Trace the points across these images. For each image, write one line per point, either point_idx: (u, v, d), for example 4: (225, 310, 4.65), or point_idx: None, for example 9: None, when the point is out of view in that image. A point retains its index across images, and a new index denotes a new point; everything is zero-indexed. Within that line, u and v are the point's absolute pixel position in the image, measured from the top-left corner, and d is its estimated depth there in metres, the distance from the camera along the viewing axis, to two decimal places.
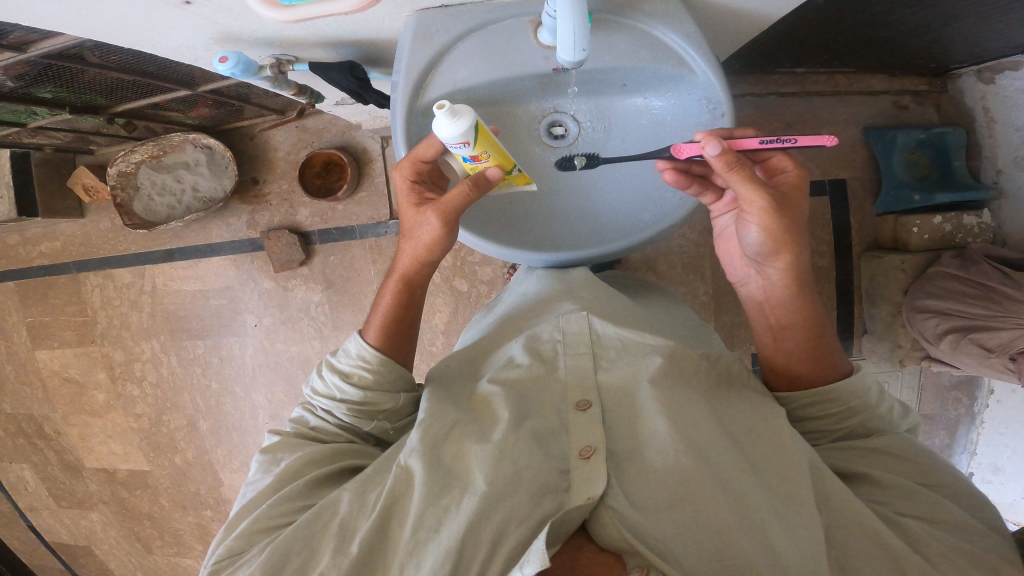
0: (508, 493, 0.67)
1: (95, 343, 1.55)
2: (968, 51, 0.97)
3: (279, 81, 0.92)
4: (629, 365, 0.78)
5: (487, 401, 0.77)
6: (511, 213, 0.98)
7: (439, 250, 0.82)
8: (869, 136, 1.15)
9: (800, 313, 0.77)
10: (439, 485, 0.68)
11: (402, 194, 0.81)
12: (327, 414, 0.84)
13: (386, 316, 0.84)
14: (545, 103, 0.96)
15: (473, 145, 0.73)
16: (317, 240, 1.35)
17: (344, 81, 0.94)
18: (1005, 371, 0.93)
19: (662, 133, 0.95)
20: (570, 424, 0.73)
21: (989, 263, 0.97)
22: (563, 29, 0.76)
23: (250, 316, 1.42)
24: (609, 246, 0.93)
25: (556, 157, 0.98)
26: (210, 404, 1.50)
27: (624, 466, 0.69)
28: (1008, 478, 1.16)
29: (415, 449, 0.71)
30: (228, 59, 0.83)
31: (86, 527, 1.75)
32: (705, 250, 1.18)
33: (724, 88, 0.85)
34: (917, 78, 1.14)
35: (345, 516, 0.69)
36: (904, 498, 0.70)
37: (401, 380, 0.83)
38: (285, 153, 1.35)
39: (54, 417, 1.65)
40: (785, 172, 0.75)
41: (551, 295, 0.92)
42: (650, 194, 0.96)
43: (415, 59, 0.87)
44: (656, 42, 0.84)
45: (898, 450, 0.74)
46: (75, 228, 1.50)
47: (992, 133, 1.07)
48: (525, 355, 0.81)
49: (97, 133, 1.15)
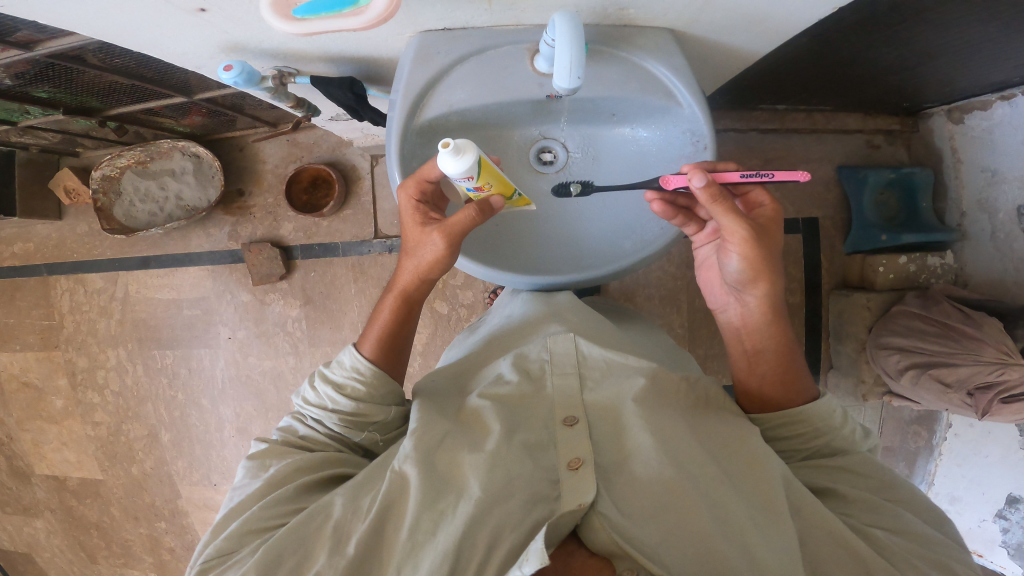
0: (502, 499, 0.68)
1: (59, 348, 1.52)
2: (939, 89, 1.02)
3: (278, 94, 0.94)
4: (615, 384, 0.80)
5: (476, 415, 0.78)
6: (499, 235, 1.00)
7: (439, 269, 0.83)
8: (842, 174, 1.20)
9: (776, 340, 0.81)
10: (434, 490, 0.69)
11: (407, 213, 0.82)
12: (317, 424, 0.84)
13: (382, 331, 0.85)
14: (535, 130, 0.99)
15: (477, 178, 0.75)
16: (298, 255, 1.35)
17: (344, 98, 0.95)
18: (963, 406, 0.98)
19: (647, 163, 0.98)
20: (558, 437, 0.74)
21: (952, 304, 1.02)
22: (561, 57, 0.78)
23: (223, 328, 1.41)
24: (592, 271, 0.95)
25: (544, 184, 1.01)
26: (174, 416, 1.48)
27: (611, 479, 0.71)
28: (964, 507, 1.19)
29: (409, 456, 0.72)
30: (233, 68, 0.84)
31: (29, 535, 1.69)
32: (682, 282, 1.22)
33: (709, 122, 0.88)
34: (891, 117, 1.20)
35: (340, 519, 0.70)
36: (869, 511, 0.72)
37: (392, 395, 0.84)
38: (274, 167, 1.35)
39: (7, 421, 1.60)
40: (762, 206, 0.79)
41: (536, 319, 0.94)
42: (633, 222, 0.99)
43: (414, 79, 0.89)
44: (647, 75, 0.88)
45: (862, 469, 0.77)
46: (49, 230, 1.48)
47: (959, 173, 1.12)
48: (512, 373, 0.82)
49: (85, 136, 1.14)
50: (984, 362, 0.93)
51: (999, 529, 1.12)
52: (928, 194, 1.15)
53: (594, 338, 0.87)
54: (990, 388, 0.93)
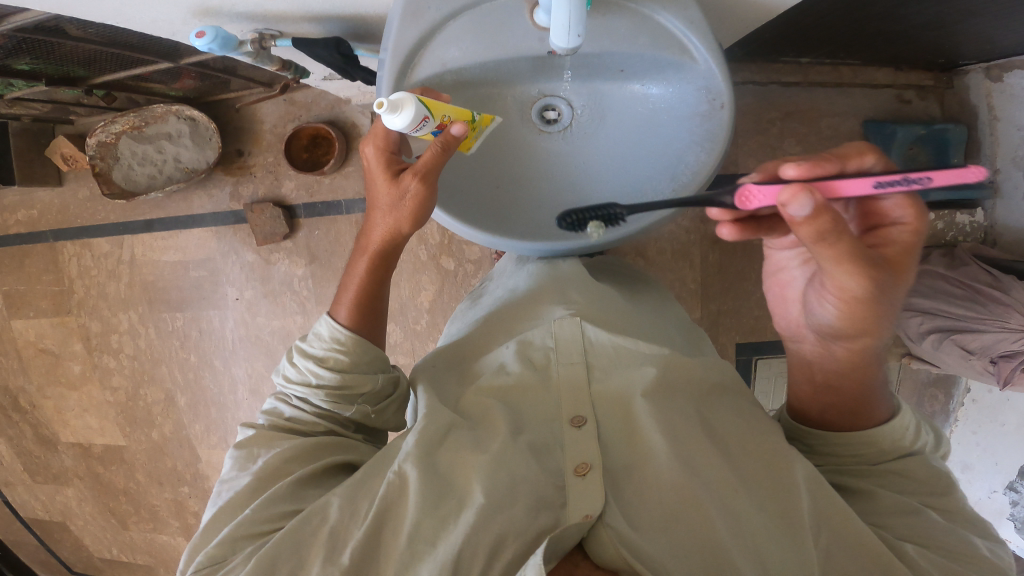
0: (506, 505, 0.62)
1: (73, 314, 1.39)
2: (979, 48, 0.94)
3: (261, 57, 0.84)
4: (620, 375, 0.71)
5: (484, 408, 0.70)
6: (498, 198, 0.86)
7: (418, 221, 0.76)
8: (869, 129, 1.08)
9: (845, 370, 0.66)
10: (434, 495, 0.64)
11: (375, 167, 0.75)
12: (302, 403, 0.78)
13: (359, 291, 0.79)
14: (535, 85, 0.85)
15: (433, 115, 0.70)
16: (302, 214, 1.26)
17: (327, 57, 0.84)
18: (983, 372, 0.95)
19: (659, 123, 0.85)
20: (564, 438, 0.67)
21: (980, 265, 0.97)
22: (558, 10, 0.65)
23: (231, 289, 1.30)
24: (593, 238, 0.79)
25: (547, 144, 0.86)
26: (189, 378, 1.37)
27: (621, 484, 0.64)
28: (975, 475, 1.16)
29: (410, 454, 0.66)
30: (205, 34, 0.74)
31: (61, 503, 1.55)
32: (695, 236, 1.18)
33: (726, 81, 0.77)
34: (923, 72, 1.08)
35: (336, 522, 0.64)
36: (900, 518, 0.62)
37: (378, 360, 0.79)
38: (271, 126, 1.24)
39: (28, 388, 1.46)
40: (900, 224, 0.56)
41: (543, 287, 0.83)
42: (641, 185, 0.84)
43: (403, 36, 0.77)
44: (657, 28, 0.78)
45: (922, 474, 0.66)
46: (52, 196, 1.35)
47: (993, 131, 1.02)
48: (516, 363, 0.73)
49: (77, 105, 1.10)
50: (1010, 330, 0.90)
51: (1009, 503, 1.10)
52: (959, 151, 1.05)
53: (602, 321, 0.77)
54: (1014, 357, 0.91)
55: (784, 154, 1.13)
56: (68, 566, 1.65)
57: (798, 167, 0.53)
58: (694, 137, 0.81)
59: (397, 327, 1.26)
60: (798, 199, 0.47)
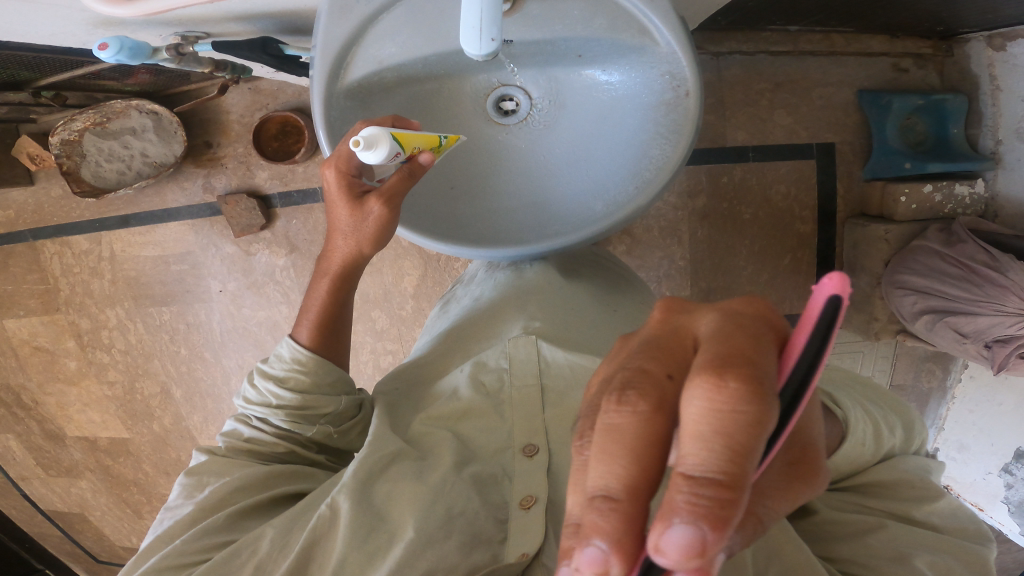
0: (438, 539, 0.57)
1: (61, 311, 1.37)
2: (980, 16, 0.88)
3: (185, 62, 0.74)
4: (579, 395, 0.66)
5: (433, 438, 0.65)
6: (453, 200, 0.79)
7: (384, 242, 0.68)
8: (864, 99, 1.02)
9: None
10: (366, 526, 0.58)
11: (334, 192, 0.66)
12: (262, 423, 0.70)
13: (320, 310, 0.71)
14: (489, 75, 0.78)
15: (401, 149, 0.62)
16: (277, 204, 1.23)
17: (260, 61, 0.76)
18: (978, 355, 0.91)
19: (619, 114, 0.77)
20: (514, 470, 0.62)
21: (976, 241, 0.89)
22: (467, 10, 0.56)
23: (213, 281, 1.29)
24: (556, 241, 0.73)
25: (505, 138, 0.80)
26: (182, 371, 1.37)
27: (565, 519, 0.59)
28: (971, 457, 1.09)
29: (346, 484, 0.59)
30: (108, 46, 0.65)
31: (77, 496, 1.56)
32: (683, 214, 1.13)
33: (692, 64, 0.69)
34: (922, 40, 1.03)
35: (264, 557, 0.58)
36: (850, 541, 0.55)
37: (341, 382, 0.71)
38: (239, 116, 1.20)
39: (29, 386, 1.44)
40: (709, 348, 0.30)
41: (510, 302, 0.79)
42: (605, 181, 0.77)
43: (330, 34, 0.70)
44: (615, 10, 0.69)
45: (887, 482, 0.58)
46: (24, 196, 1.31)
47: (996, 101, 0.96)
48: (469, 387, 0.68)
49: (34, 105, 1.07)
50: (1007, 313, 0.84)
51: (1003, 485, 1.03)
52: (960, 121, 0.99)
53: (563, 339, 0.72)
54: (1009, 342, 0.86)
55: (775, 125, 1.08)
56: (92, 554, 1.67)
57: (611, 491, 0.27)
58: (658, 128, 0.73)
59: (383, 314, 1.25)
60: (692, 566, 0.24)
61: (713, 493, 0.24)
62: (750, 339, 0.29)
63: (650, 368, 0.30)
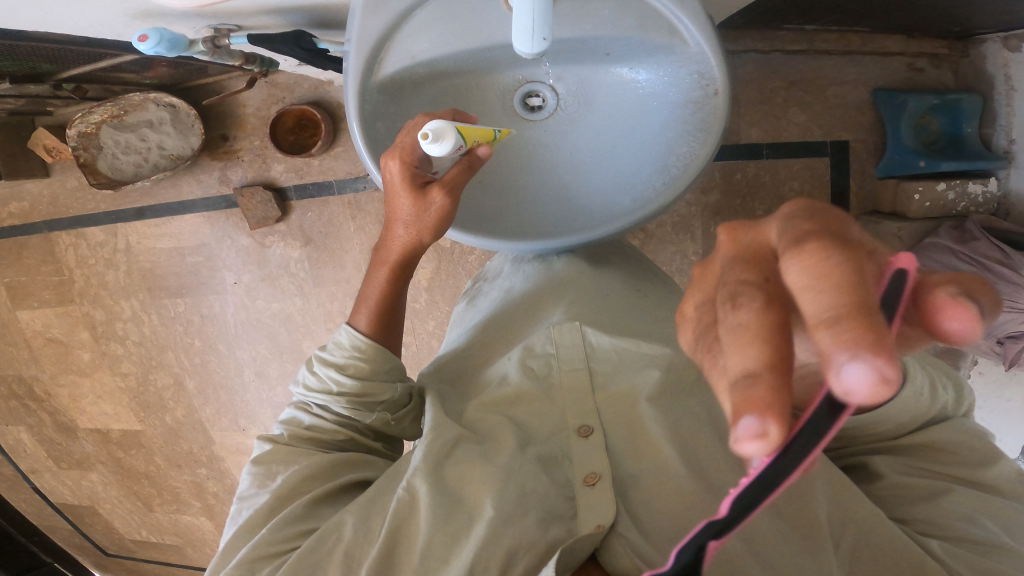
0: (517, 516, 0.55)
1: (75, 302, 1.38)
2: (997, 17, 0.90)
3: (218, 56, 0.74)
4: (623, 377, 0.66)
5: (490, 422, 0.65)
6: (485, 194, 0.80)
7: (444, 232, 0.68)
8: (879, 96, 1.05)
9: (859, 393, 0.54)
10: (444, 509, 0.57)
11: (396, 183, 0.66)
12: (323, 411, 0.70)
13: (380, 299, 0.71)
14: (516, 73, 0.79)
15: (464, 143, 0.62)
16: (293, 196, 1.24)
17: (293, 54, 0.76)
18: (990, 351, 0.93)
19: (647, 109, 0.78)
20: (571, 451, 0.61)
21: (989, 239, 0.91)
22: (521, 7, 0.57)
23: (228, 273, 1.30)
24: (590, 233, 0.74)
25: (534, 133, 0.80)
26: (196, 363, 1.37)
27: (630, 494, 0.58)
28: None
29: (418, 469, 0.59)
30: (150, 38, 0.65)
31: (88, 488, 1.56)
32: (698, 209, 1.15)
33: (719, 63, 0.70)
34: (936, 40, 1.04)
35: (349, 543, 0.57)
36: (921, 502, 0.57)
37: (396, 369, 0.71)
38: (255, 110, 1.21)
39: (41, 377, 1.46)
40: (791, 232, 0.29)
41: (548, 289, 0.80)
42: (634, 174, 0.78)
43: (367, 31, 0.70)
44: (644, 10, 0.70)
45: (948, 443, 0.60)
46: (40, 188, 1.32)
47: (1011, 102, 0.97)
48: (518, 372, 0.69)
49: (53, 97, 1.08)
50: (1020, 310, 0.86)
51: None
52: (974, 120, 1.00)
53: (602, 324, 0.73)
54: (1021, 338, 0.88)
55: (789, 123, 1.10)
56: (100, 547, 1.68)
57: (749, 375, 0.25)
58: (687, 123, 0.74)
59: None
60: (880, 397, 0.22)
61: (857, 320, 0.23)
62: (832, 222, 0.29)
63: (746, 284, 0.29)
